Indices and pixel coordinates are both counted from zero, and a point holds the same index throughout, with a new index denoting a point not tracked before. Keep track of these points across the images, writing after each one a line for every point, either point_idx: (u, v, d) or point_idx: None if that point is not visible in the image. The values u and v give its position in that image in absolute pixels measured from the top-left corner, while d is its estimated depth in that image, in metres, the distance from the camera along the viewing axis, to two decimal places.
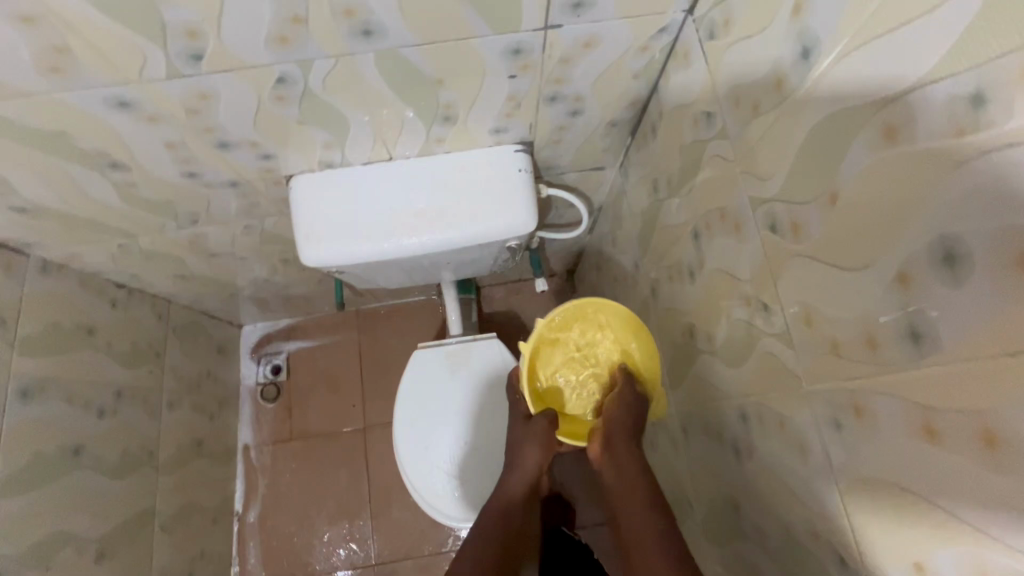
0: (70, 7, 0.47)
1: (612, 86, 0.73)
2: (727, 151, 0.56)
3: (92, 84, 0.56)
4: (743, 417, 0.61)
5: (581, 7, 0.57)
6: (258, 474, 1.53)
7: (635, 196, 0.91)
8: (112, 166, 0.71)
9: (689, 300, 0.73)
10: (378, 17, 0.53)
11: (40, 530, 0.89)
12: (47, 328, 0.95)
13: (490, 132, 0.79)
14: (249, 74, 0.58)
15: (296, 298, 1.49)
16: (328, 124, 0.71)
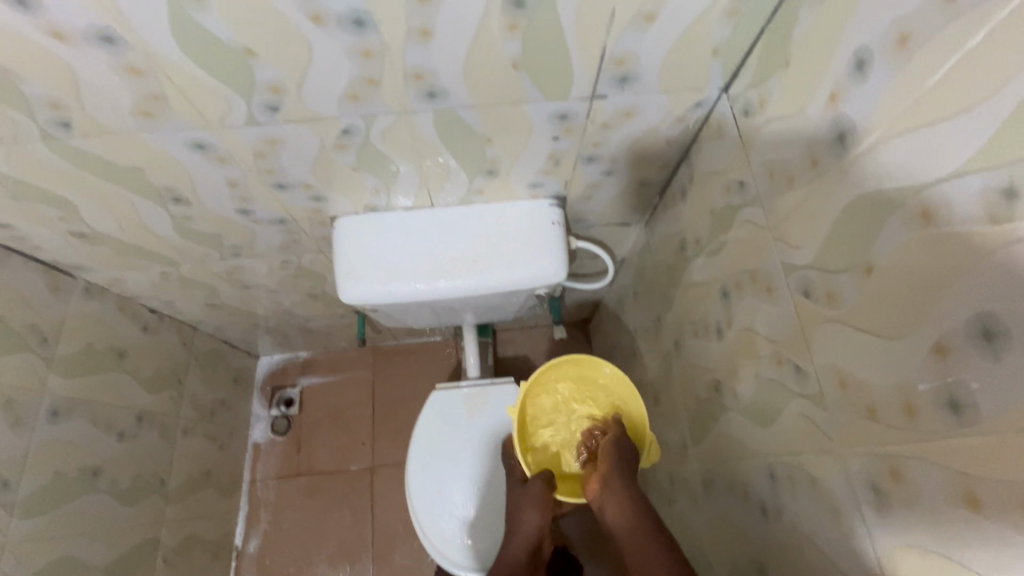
0: (178, 64, 0.52)
1: (647, 150, 0.78)
2: (759, 218, 0.60)
3: (177, 128, 0.61)
4: (772, 476, 0.62)
5: (627, 81, 0.62)
6: (261, 508, 1.51)
7: (661, 252, 0.95)
8: (175, 201, 0.76)
9: (714, 356, 0.75)
10: (444, 82, 0.59)
11: (51, 553, 0.88)
12: (83, 349, 0.98)
13: (528, 186, 0.84)
14: (319, 125, 0.64)
15: (317, 332, 1.51)
16: (380, 172, 0.75)
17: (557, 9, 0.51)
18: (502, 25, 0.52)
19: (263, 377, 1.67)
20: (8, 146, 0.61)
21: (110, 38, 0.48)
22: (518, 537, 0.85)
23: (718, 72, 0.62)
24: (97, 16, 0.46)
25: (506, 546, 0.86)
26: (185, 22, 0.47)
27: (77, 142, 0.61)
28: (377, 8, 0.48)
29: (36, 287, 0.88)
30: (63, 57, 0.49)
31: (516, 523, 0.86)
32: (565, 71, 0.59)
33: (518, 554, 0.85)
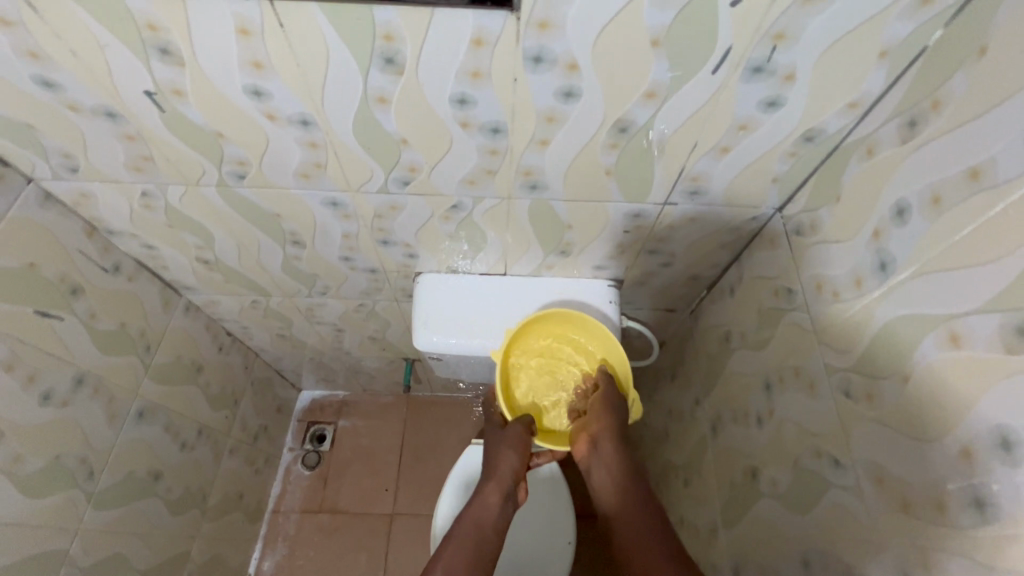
0: (347, 145, 0.66)
1: (704, 250, 0.89)
2: (806, 322, 0.68)
3: (323, 189, 0.74)
4: (805, 563, 0.66)
5: (696, 193, 0.74)
6: (280, 540, 1.54)
7: (704, 340, 1.03)
8: (294, 243, 0.89)
9: (753, 444, 0.81)
10: (547, 178, 0.71)
11: (107, 547, 0.94)
12: (172, 360, 1.08)
13: (593, 267, 0.95)
14: (436, 200, 0.76)
15: (363, 374, 1.59)
16: (471, 240, 0.87)
17: (652, 136, 0.63)
18: (606, 142, 0.64)
19: (301, 410, 1.73)
20: (188, 186, 0.75)
21: (307, 121, 0.62)
22: (494, 483, 0.85)
23: (774, 196, 0.74)
24: (304, 106, 0.60)
25: (480, 489, 0.85)
26: (368, 116, 0.61)
27: (241, 189, 0.75)
28: (513, 121, 0.61)
29: (152, 300, 1.01)
30: (266, 130, 0.63)
31: (492, 468, 0.88)
32: (647, 181, 0.71)
33: (493, 500, 0.83)
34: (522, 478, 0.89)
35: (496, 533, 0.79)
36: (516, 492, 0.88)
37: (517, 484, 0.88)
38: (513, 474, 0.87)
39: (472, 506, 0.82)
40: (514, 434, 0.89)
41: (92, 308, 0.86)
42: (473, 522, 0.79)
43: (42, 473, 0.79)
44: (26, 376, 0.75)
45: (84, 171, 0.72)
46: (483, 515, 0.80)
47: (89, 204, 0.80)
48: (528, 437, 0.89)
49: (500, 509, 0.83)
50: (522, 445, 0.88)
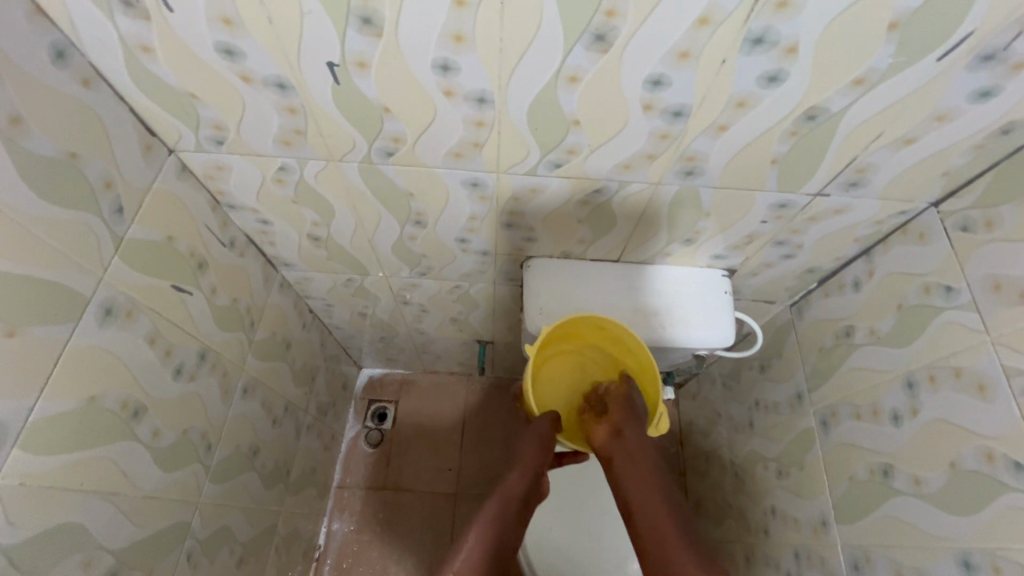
0: (515, 124, 0.63)
1: (833, 244, 0.87)
2: (974, 322, 0.67)
3: (469, 169, 0.72)
4: (964, 563, 0.66)
5: (854, 186, 0.72)
6: (347, 516, 1.56)
7: (811, 334, 1.02)
8: (415, 223, 0.87)
9: (884, 442, 0.80)
10: (706, 165, 0.69)
11: (220, 520, 0.94)
12: (269, 337, 1.08)
13: (710, 257, 0.93)
14: (582, 183, 0.74)
15: (430, 354, 1.59)
16: (597, 226, 0.85)
17: (840, 125, 0.61)
18: (786, 130, 0.62)
19: (361, 388, 1.73)
20: (330, 163, 0.73)
21: (484, 99, 0.60)
22: (518, 468, 0.90)
23: (936, 189, 0.71)
24: (487, 82, 0.57)
25: (505, 476, 0.91)
26: (550, 95, 0.59)
27: (385, 168, 0.73)
28: (700, 106, 0.59)
29: (256, 276, 1.00)
30: (437, 107, 0.61)
31: (516, 457, 0.92)
32: (810, 171, 0.69)
33: (515, 477, 0.90)
34: (547, 471, 0.93)
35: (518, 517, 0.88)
36: (540, 475, 0.93)
37: (541, 475, 0.92)
38: (537, 464, 0.90)
39: (503, 485, 0.90)
40: (543, 431, 0.91)
41: (213, 284, 0.85)
42: (502, 498, 0.88)
43: (174, 448, 0.79)
44: (164, 350, 0.74)
45: (229, 144, 0.70)
46: (511, 492, 0.89)
47: (220, 177, 0.78)
48: (552, 430, 0.91)
49: (525, 487, 0.90)
50: (544, 440, 0.90)
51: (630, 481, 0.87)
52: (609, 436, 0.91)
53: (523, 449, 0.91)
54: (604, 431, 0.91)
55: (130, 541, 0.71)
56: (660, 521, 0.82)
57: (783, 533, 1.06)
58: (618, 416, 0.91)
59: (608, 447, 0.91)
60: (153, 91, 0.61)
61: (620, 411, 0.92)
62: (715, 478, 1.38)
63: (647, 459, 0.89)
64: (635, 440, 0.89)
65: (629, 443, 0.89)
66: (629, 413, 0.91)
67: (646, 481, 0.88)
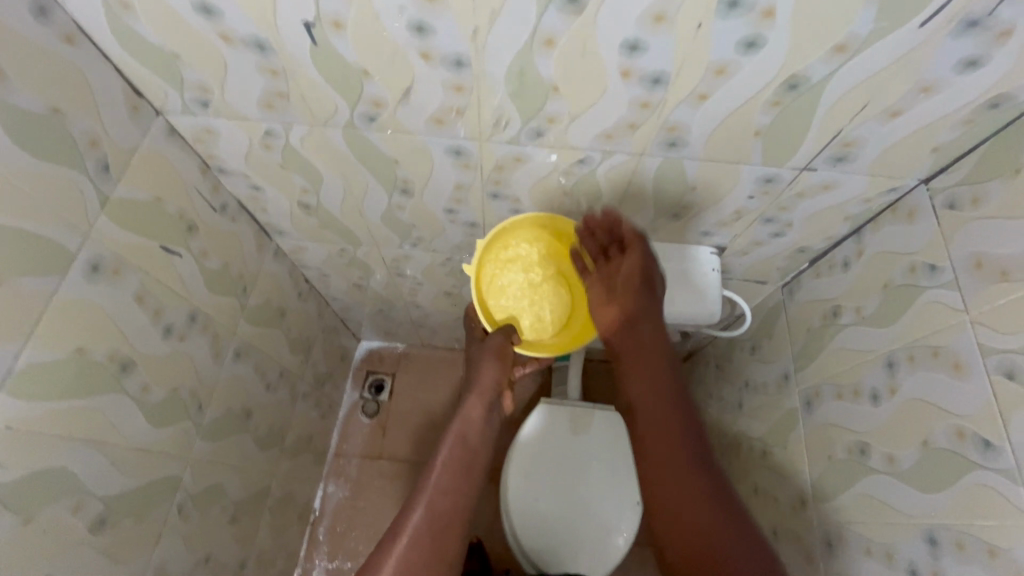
0: (494, 90, 0.63)
1: (823, 222, 0.86)
2: (954, 302, 0.66)
3: (452, 136, 0.72)
4: (930, 541, 0.66)
5: (841, 161, 0.71)
6: (342, 483, 1.60)
7: (800, 315, 1.01)
8: (403, 192, 0.88)
9: (862, 421, 0.80)
10: (689, 136, 0.68)
11: (211, 477, 0.98)
12: (263, 304, 1.10)
13: (699, 233, 0.93)
14: (565, 153, 0.74)
15: (426, 329, 1.61)
16: (583, 198, 0.85)
17: (823, 95, 0.60)
18: (768, 100, 0.61)
19: (360, 360, 1.76)
20: (314, 128, 0.74)
21: (460, 63, 0.59)
22: (477, 396, 0.90)
23: (926, 166, 0.70)
24: (463, 45, 0.57)
25: (464, 402, 0.90)
26: (526, 60, 0.58)
27: (368, 133, 0.74)
28: (679, 73, 0.58)
29: (249, 243, 1.01)
30: (415, 70, 0.61)
31: (473, 381, 0.92)
32: (795, 144, 0.68)
33: (476, 411, 0.89)
34: (505, 392, 0.94)
35: (480, 442, 0.87)
36: (498, 405, 0.93)
37: (499, 394, 0.93)
38: (494, 385, 0.91)
39: (462, 421, 0.88)
40: (492, 345, 0.90)
41: (204, 247, 0.87)
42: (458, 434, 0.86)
43: (163, 404, 0.81)
44: (153, 309, 0.77)
45: (215, 107, 0.71)
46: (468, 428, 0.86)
47: (208, 141, 0.79)
48: (507, 347, 0.90)
49: (484, 417, 0.89)
50: (499, 355, 0.90)
51: (640, 389, 0.77)
52: (621, 330, 0.81)
53: (479, 371, 0.91)
54: (601, 300, 0.85)
55: (118, 490, 0.74)
56: (675, 493, 0.70)
57: (764, 511, 1.07)
58: (620, 290, 0.83)
59: (617, 341, 0.82)
60: (137, 51, 0.62)
61: (626, 289, 0.82)
62: None
63: (660, 368, 0.77)
64: (650, 331, 0.80)
65: (641, 325, 0.80)
66: (630, 293, 0.82)
67: (652, 387, 0.76)
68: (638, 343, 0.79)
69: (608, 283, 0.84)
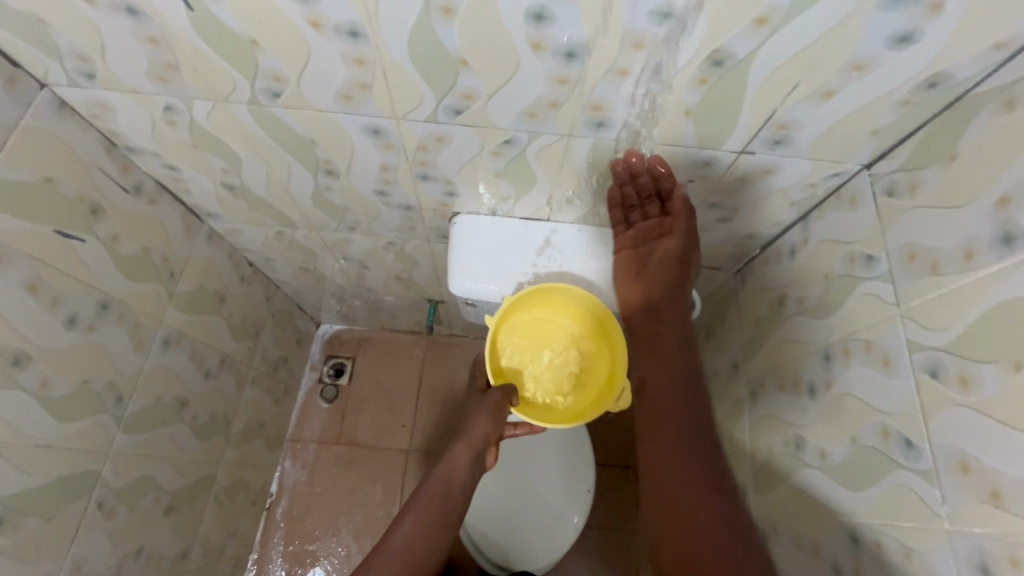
0: (400, 64, 0.58)
1: (768, 208, 0.82)
2: (887, 294, 0.63)
3: (365, 114, 0.67)
4: (853, 539, 0.65)
5: (779, 144, 0.67)
6: (299, 468, 1.57)
7: (751, 303, 0.98)
8: (327, 173, 0.82)
9: (800, 414, 0.78)
10: (616, 116, 0.64)
11: (140, 470, 0.95)
12: (196, 289, 1.05)
13: (643, 219, 0.89)
14: (489, 133, 0.69)
15: (385, 313, 1.57)
16: (518, 181, 0.80)
17: (751, 73, 0.55)
18: (694, 78, 0.57)
19: (319, 343, 1.72)
20: (216, 103, 0.68)
21: (356, 32, 0.54)
22: (463, 444, 0.87)
23: (868, 150, 0.66)
24: (355, 13, 0.52)
25: (452, 450, 0.88)
26: (427, 29, 0.53)
27: (275, 110, 0.68)
28: (593, 45, 0.53)
29: (174, 226, 0.96)
30: (310, 41, 0.56)
31: (464, 429, 0.88)
32: (728, 126, 0.64)
33: (462, 459, 0.87)
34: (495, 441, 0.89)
35: (463, 493, 0.86)
36: (484, 456, 0.89)
37: (488, 446, 0.89)
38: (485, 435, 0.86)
39: (448, 472, 0.86)
40: (492, 401, 0.84)
41: (114, 232, 0.82)
42: (444, 478, 0.86)
43: (70, 398, 0.77)
44: (50, 299, 0.72)
45: (102, 78, 0.65)
46: (451, 473, 0.86)
47: (106, 116, 0.73)
48: (501, 405, 0.83)
49: (469, 473, 0.87)
50: (497, 412, 0.84)
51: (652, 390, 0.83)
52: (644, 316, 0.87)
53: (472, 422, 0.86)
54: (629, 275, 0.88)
55: (18, 490, 0.70)
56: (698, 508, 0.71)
57: None
58: (655, 259, 0.85)
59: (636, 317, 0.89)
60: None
61: (660, 271, 0.85)
62: None
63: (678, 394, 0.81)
64: (672, 309, 0.87)
65: (664, 317, 0.87)
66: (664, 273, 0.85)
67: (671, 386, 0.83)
68: (660, 332, 0.87)
69: (636, 257, 0.87)
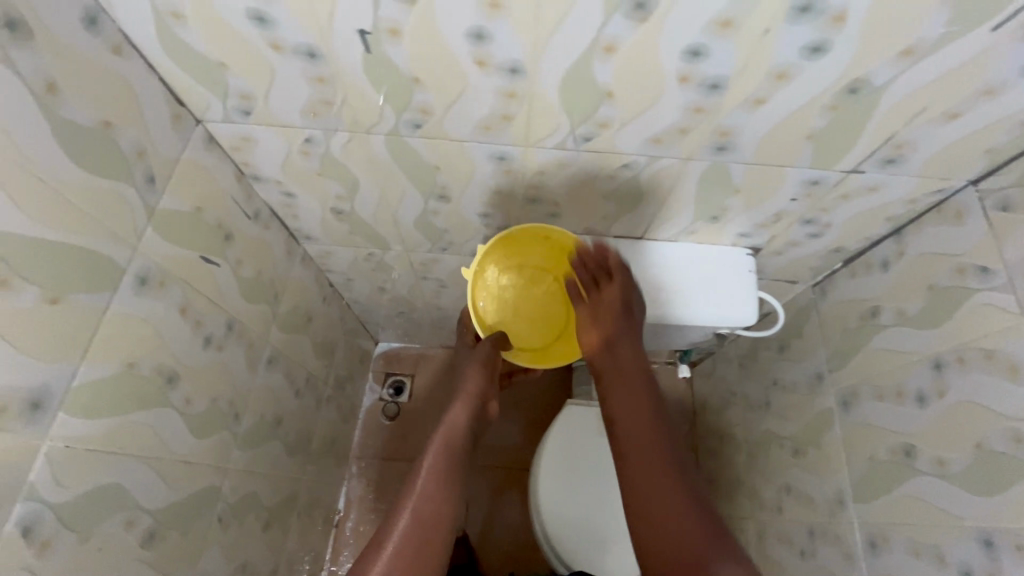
0: (549, 96, 0.62)
1: (864, 224, 0.86)
2: (1010, 305, 0.66)
3: (498, 142, 0.72)
4: (985, 543, 0.67)
5: (891, 164, 0.70)
6: (365, 485, 1.60)
7: (835, 315, 1.01)
8: (439, 197, 0.87)
9: (907, 422, 0.80)
10: (740, 140, 0.68)
11: (247, 485, 0.97)
12: (292, 309, 1.09)
13: (734, 235, 0.93)
14: (610, 158, 0.73)
15: (447, 330, 1.61)
16: (623, 201, 0.84)
17: (882, 100, 0.59)
18: (827, 105, 0.60)
19: (378, 361, 1.75)
20: (356, 135, 0.73)
21: (518, 70, 0.58)
22: (461, 401, 0.86)
23: (978, 167, 0.70)
24: (523, 52, 0.56)
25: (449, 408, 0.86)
26: (585, 66, 0.57)
27: (412, 140, 0.72)
28: (738, 77, 0.57)
29: (280, 249, 1.00)
30: (469, 78, 0.60)
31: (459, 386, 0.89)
32: (847, 148, 0.67)
33: (461, 414, 0.85)
34: (491, 400, 0.90)
35: (465, 448, 0.82)
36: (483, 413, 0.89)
37: (485, 403, 0.89)
38: (482, 393, 0.88)
39: (447, 420, 0.84)
40: (485, 351, 0.91)
41: (239, 256, 0.86)
42: (449, 432, 0.82)
43: (205, 415, 0.81)
44: (195, 320, 0.76)
45: (256, 114, 0.70)
46: (455, 422, 0.83)
47: (246, 148, 0.78)
48: (495, 357, 0.92)
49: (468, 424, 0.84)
50: (489, 363, 0.90)
51: (616, 408, 0.81)
52: (602, 353, 0.86)
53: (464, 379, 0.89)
54: (585, 322, 0.88)
55: (166, 504, 0.74)
56: (658, 534, 0.69)
57: (797, 510, 1.07)
58: (602, 315, 0.87)
59: (599, 360, 0.86)
60: (183, 60, 0.61)
61: (609, 314, 0.86)
62: (729, 456, 1.39)
63: (643, 381, 0.82)
64: (629, 350, 0.84)
65: (620, 350, 0.84)
66: (613, 318, 0.86)
67: (636, 408, 0.79)
68: (626, 374, 0.83)
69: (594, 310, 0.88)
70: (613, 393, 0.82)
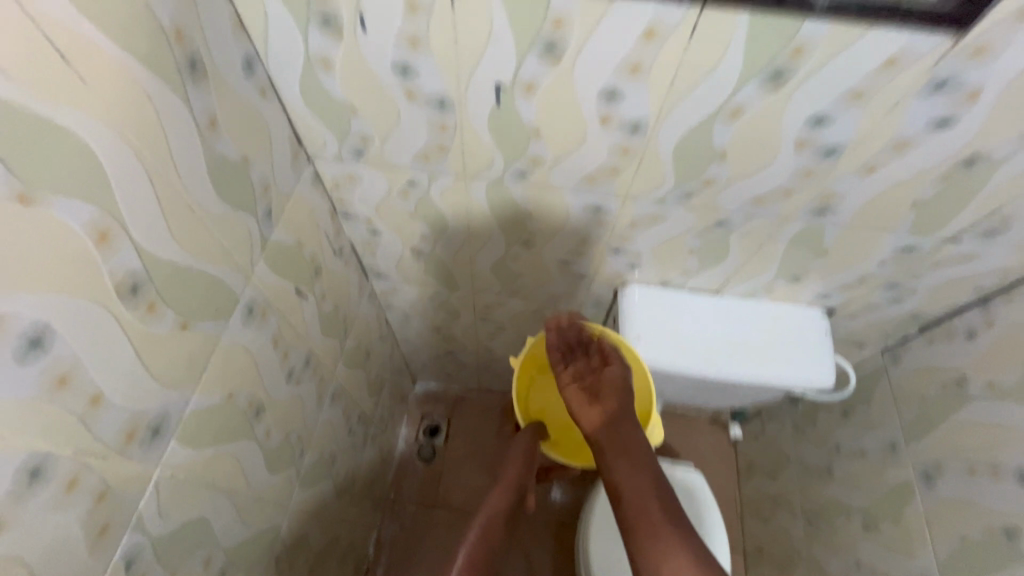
0: (662, 153, 0.64)
1: (950, 291, 0.85)
2: None
3: (598, 194, 0.73)
4: None
5: (992, 235, 0.70)
6: (396, 531, 1.54)
7: (911, 383, 0.98)
8: (524, 243, 0.88)
9: (1007, 501, 0.77)
10: (842, 205, 0.69)
11: (301, 525, 0.94)
12: (356, 345, 1.09)
13: (813, 295, 0.92)
14: (707, 214, 0.74)
15: (489, 374, 1.59)
16: (707, 257, 0.85)
17: (997, 174, 0.60)
18: (939, 175, 0.61)
19: (415, 401, 1.72)
20: (460, 180, 0.75)
21: (640, 128, 0.60)
22: (501, 486, 0.79)
23: None
24: (649, 111, 0.58)
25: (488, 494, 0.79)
26: (707, 128, 0.59)
27: (514, 188, 0.74)
28: (856, 146, 0.59)
29: (354, 284, 1.01)
30: (589, 133, 0.62)
31: (500, 468, 0.82)
32: (950, 217, 0.68)
33: (498, 499, 0.78)
34: (529, 486, 0.83)
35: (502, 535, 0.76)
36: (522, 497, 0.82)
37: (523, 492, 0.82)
38: (522, 481, 0.81)
39: (483, 506, 0.77)
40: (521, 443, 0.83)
41: (324, 289, 0.87)
42: (486, 520, 0.75)
43: (279, 449, 0.80)
44: (283, 352, 0.76)
45: (368, 156, 0.73)
46: (497, 509, 0.77)
47: (347, 187, 0.80)
48: (535, 450, 0.83)
49: (509, 505, 0.78)
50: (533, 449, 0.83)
51: (622, 421, 0.71)
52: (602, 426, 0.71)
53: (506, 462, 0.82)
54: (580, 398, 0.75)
55: (239, 541, 0.72)
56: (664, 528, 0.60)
57: None
58: (605, 392, 0.74)
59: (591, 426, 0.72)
60: (316, 102, 0.64)
61: (612, 388, 0.74)
62: (784, 524, 1.32)
63: (646, 462, 0.67)
64: (614, 398, 0.73)
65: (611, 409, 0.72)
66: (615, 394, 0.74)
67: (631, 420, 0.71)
68: (614, 411, 0.72)
69: (593, 387, 0.76)
70: (633, 469, 0.66)
